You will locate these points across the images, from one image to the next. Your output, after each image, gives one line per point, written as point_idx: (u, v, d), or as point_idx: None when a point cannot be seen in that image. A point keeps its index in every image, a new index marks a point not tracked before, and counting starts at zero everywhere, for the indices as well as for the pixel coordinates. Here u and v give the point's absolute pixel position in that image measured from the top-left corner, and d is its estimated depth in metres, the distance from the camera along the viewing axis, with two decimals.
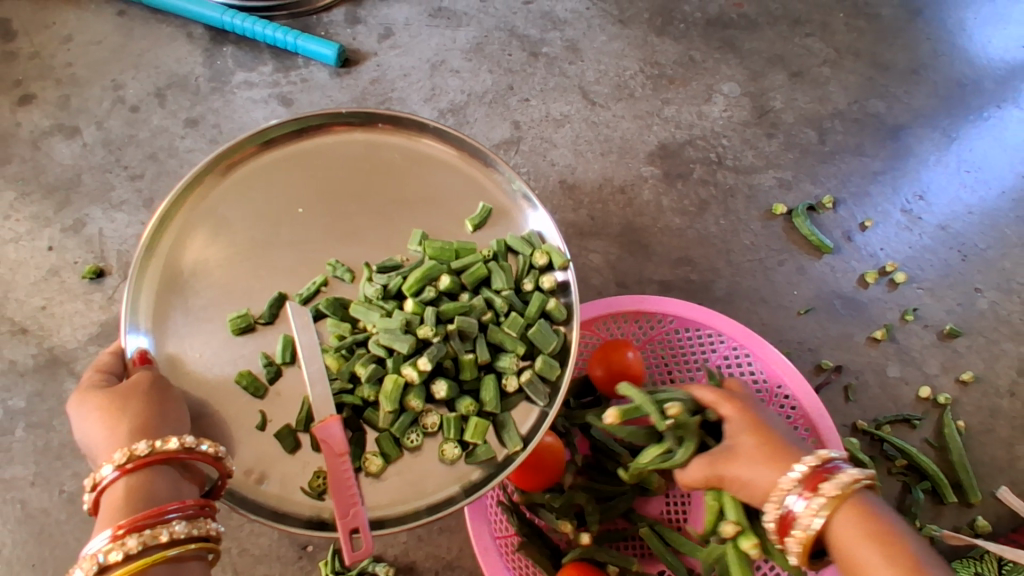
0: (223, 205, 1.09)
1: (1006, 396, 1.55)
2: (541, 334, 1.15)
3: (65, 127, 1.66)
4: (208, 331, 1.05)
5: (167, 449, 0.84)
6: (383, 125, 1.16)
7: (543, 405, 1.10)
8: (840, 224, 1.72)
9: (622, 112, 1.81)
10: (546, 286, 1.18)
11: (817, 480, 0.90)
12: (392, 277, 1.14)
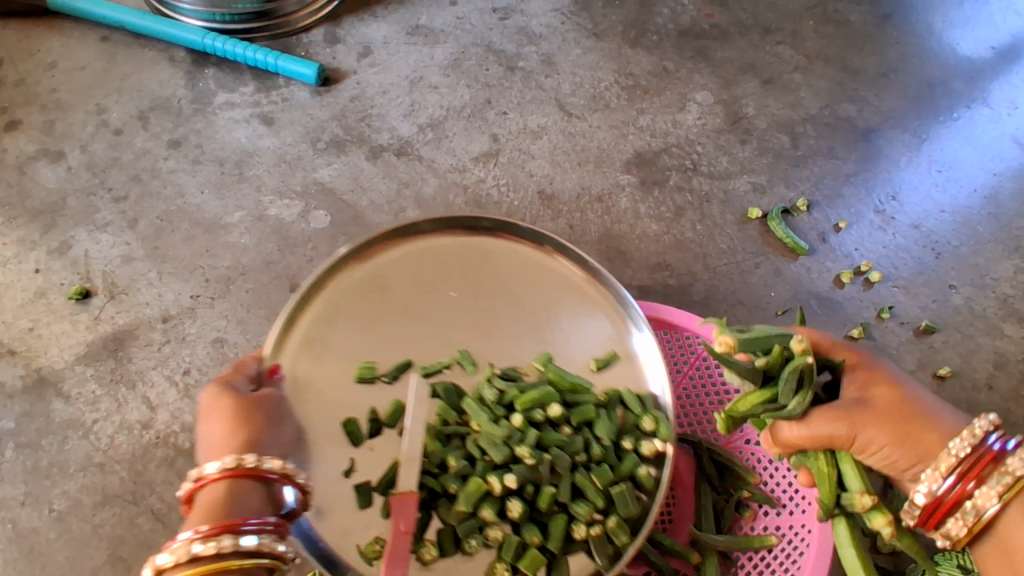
0: (381, 265, 1.23)
1: (983, 390, 1.58)
2: (626, 496, 1.09)
3: (50, 152, 1.69)
4: (337, 373, 1.14)
5: (275, 466, 0.88)
6: (549, 248, 1.26)
7: (601, 565, 1.06)
8: (814, 225, 1.75)
9: (598, 123, 1.85)
10: (646, 452, 1.13)
11: (986, 459, 0.79)
12: (510, 387, 1.15)
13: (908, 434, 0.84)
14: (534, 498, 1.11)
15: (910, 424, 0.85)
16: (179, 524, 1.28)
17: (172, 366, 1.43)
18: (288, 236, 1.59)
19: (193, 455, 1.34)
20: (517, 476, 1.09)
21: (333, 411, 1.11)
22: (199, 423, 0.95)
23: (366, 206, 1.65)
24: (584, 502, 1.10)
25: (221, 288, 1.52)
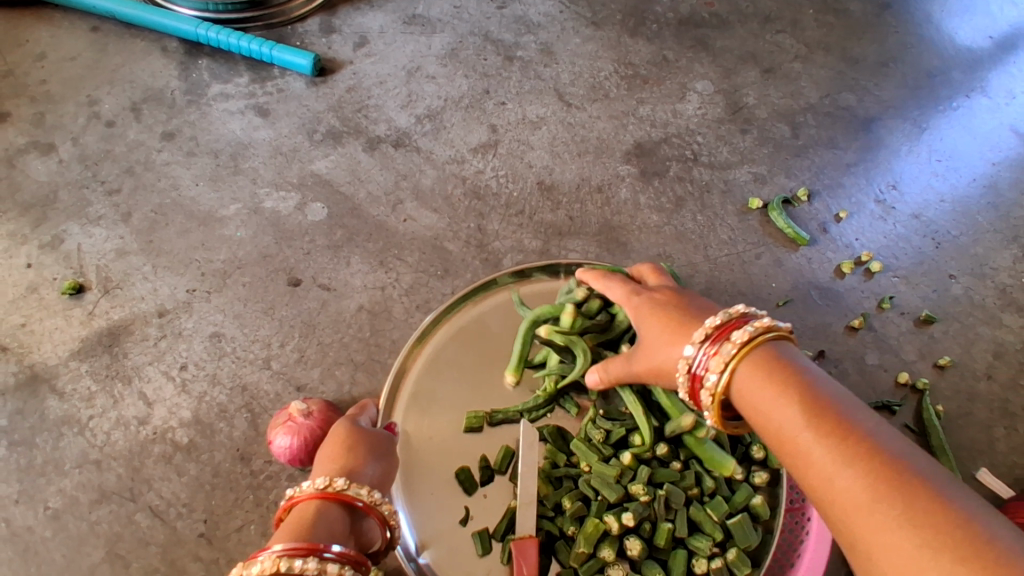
0: (477, 317, 1.36)
1: (982, 379, 1.58)
2: (743, 530, 1.14)
3: (41, 145, 1.66)
4: (450, 421, 1.25)
5: (355, 494, 1.03)
6: None
7: None
8: (815, 216, 1.74)
9: (598, 113, 1.83)
10: (757, 481, 1.18)
11: (727, 329, 0.96)
12: (615, 426, 1.22)
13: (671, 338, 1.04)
14: (653, 534, 1.15)
15: (676, 331, 1.04)
16: (177, 520, 1.27)
17: (168, 361, 1.41)
18: (285, 229, 1.57)
19: (191, 451, 1.33)
20: (635, 513, 1.13)
21: (448, 462, 1.21)
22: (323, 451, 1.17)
23: (364, 197, 1.63)
24: (702, 536, 1.14)
25: (218, 282, 1.50)
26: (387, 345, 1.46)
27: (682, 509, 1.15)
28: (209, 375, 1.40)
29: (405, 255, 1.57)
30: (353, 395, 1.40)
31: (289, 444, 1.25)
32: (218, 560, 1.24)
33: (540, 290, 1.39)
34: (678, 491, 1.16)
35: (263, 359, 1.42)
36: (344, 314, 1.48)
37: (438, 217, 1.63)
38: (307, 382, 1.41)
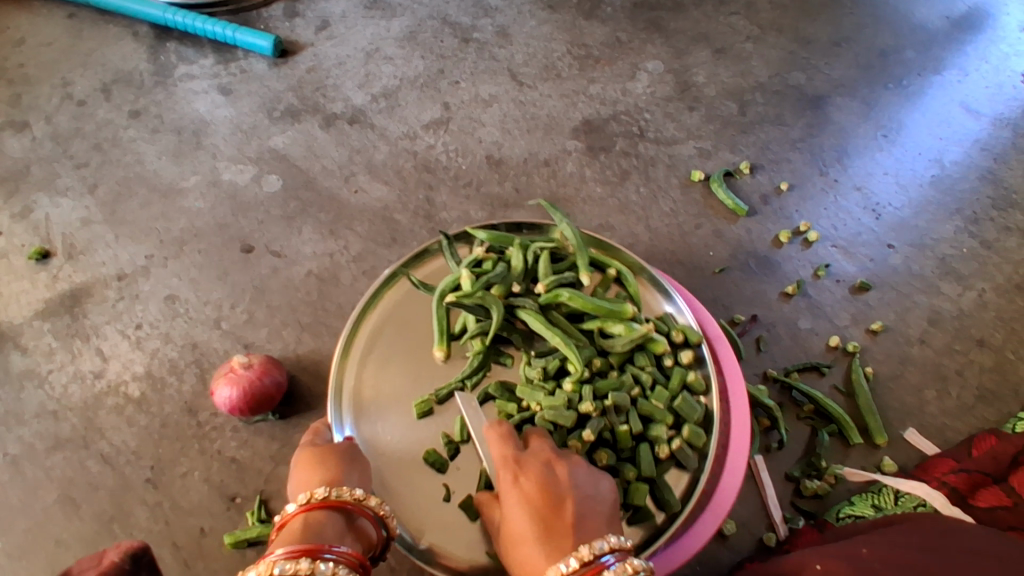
0: (382, 314, 1.27)
1: (916, 344, 1.63)
2: (688, 404, 1.18)
3: (16, 123, 1.75)
4: (399, 417, 1.20)
5: (343, 497, 0.95)
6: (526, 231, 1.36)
7: (693, 471, 1.16)
8: (757, 188, 1.80)
9: (549, 92, 1.89)
10: (686, 360, 1.21)
11: (590, 569, 0.84)
12: (550, 360, 1.20)
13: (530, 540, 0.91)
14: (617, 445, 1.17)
15: (542, 536, 0.90)
16: (127, 467, 1.35)
17: (125, 321, 1.49)
18: (241, 200, 1.65)
19: (142, 403, 1.41)
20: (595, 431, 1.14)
21: (410, 451, 1.18)
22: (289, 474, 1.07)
23: (318, 171, 1.70)
24: (657, 425, 1.18)
25: (175, 249, 1.58)
26: (333, 308, 1.53)
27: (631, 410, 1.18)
28: (163, 334, 1.48)
29: (355, 224, 1.64)
30: (298, 353, 1.48)
31: (231, 395, 1.32)
32: (163, 503, 1.32)
33: (434, 271, 1.33)
34: (622, 395, 1.17)
35: (215, 320, 1.50)
36: (293, 279, 1.56)
37: (389, 189, 1.70)
38: (255, 341, 1.48)
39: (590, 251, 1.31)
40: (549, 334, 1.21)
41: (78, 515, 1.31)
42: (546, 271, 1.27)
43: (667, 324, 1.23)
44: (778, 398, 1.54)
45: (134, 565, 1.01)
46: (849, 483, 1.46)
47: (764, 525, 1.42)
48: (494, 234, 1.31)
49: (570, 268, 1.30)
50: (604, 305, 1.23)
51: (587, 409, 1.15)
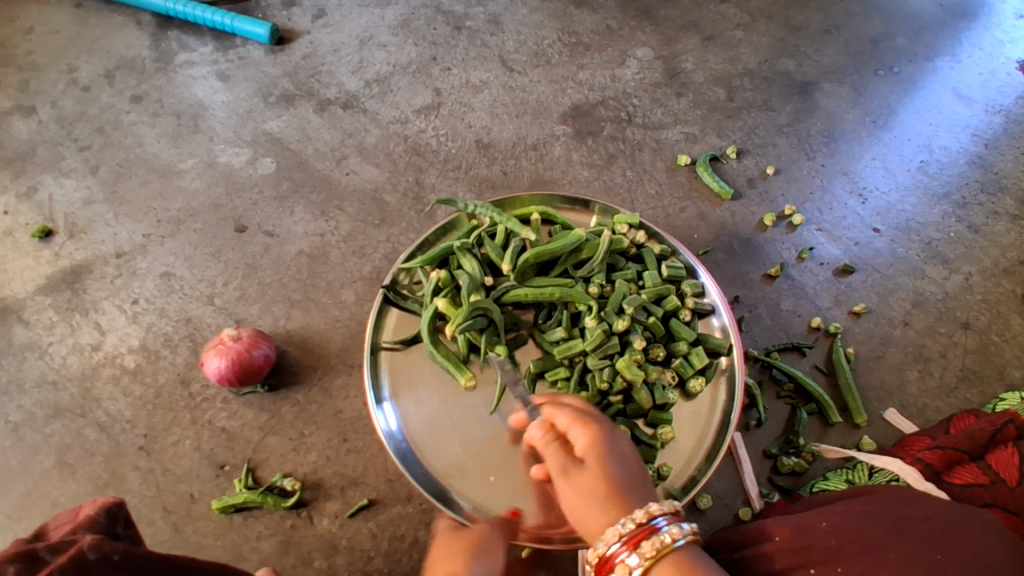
0: (388, 391, 1.24)
1: (898, 326, 1.63)
2: (673, 269, 1.34)
3: (24, 108, 1.82)
4: (486, 452, 1.20)
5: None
6: (433, 239, 1.36)
7: (711, 308, 1.32)
8: (742, 172, 1.82)
9: (539, 78, 1.93)
10: (642, 240, 1.37)
11: (644, 531, 0.77)
12: (559, 313, 1.31)
13: (593, 500, 0.82)
14: (658, 342, 1.30)
15: (607, 494, 0.82)
16: (121, 434, 1.40)
17: (123, 297, 1.55)
18: (235, 181, 1.70)
19: (137, 374, 1.46)
20: (640, 340, 1.26)
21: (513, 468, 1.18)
22: None
23: (311, 153, 1.76)
24: (667, 301, 1.31)
25: (171, 228, 1.63)
26: (322, 286, 1.58)
27: (645, 304, 1.30)
28: (158, 309, 1.53)
29: (345, 205, 1.68)
30: (287, 328, 1.52)
31: (220, 366, 1.37)
32: (155, 469, 1.37)
33: (400, 323, 1.30)
34: (632, 298, 1.30)
35: (208, 296, 1.55)
36: (284, 257, 1.61)
37: (379, 171, 1.74)
38: (246, 316, 1.53)
39: (510, 214, 1.39)
40: (546, 292, 1.30)
41: (74, 479, 1.37)
42: (498, 256, 1.34)
43: (606, 224, 1.38)
44: (758, 377, 1.55)
45: (110, 521, 1.05)
46: (826, 461, 1.47)
47: (741, 500, 1.44)
48: (429, 261, 1.32)
49: (507, 237, 1.36)
50: (560, 245, 1.32)
51: (622, 326, 1.26)
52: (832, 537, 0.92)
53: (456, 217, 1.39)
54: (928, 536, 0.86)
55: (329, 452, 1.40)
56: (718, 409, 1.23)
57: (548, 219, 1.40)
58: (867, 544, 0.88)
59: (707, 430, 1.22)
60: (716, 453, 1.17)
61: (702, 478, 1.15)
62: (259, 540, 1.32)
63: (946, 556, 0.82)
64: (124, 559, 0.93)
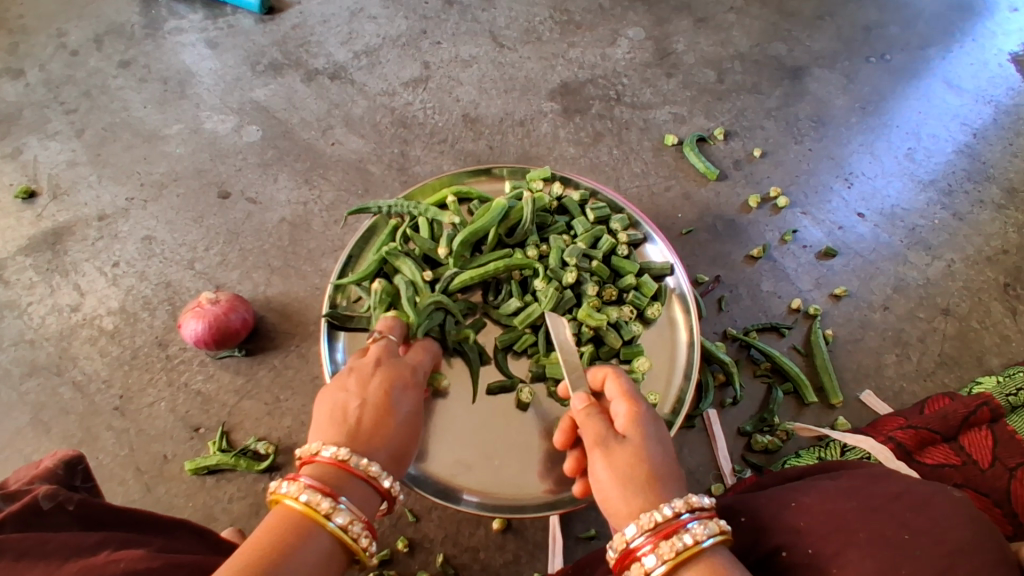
0: None
1: (878, 310, 1.63)
2: (598, 211, 1.37)
3: (11, 70, 1.81)
4: (485, 439, 1.20)
5: (373, 473, 0.81)
6: (353, 250, 1.29)
7: (642, 237, 1.36)
8: (729, 153, 1.81)
9: (529, 54, 1.92)
10: (560, 191, 1.39)
11: (669, 528, 0.73)
12: (510, 282, 1.31)
13: (628, 480, 0.78)
14: (607, 283, 1.33)
15: (645, 478, 0.78)
16: (97, 394, 1.41)
17: (103, 259, 1.55)
18: (220, 148, 1.70)
19: (115, 335, 1.46)
20: (593, 286, 1.29)
21: (512, 449, 1.19)
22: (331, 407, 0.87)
23: (296, 122, 1.75)
24: (603, 241, 1.35)
25: (154, 192, 1.63)
26: (303, 254, 1.58)
27: (585, 251, 1.33)
28: (138, 272, 1.53)
29: (329, 174, 1.68)
30: (267, 295, 1.52)
31: (197, 329, 1.37)
32: (129, 429, 1.37)
33: (351, 345, 1.23)
34: (572, 249, 1.31)
35: (189, 261, 1.55)
36: (267, 225, 1.60)
37: (364, 142, 1.74)
38: (226, 282, 1.53)
39: (426, 203, 1.35)
40: (489, 266, 1.28)
41: (48, 436, 1.37)
42: (430, 246, 1.29)
43: (521, 185, 1.38)
44: (735, 356, 1.56)
45: (68, 472, 1.02)
46: (800, 440, 1.47)
47: (713, 476, 1.44)
48: (362, 277, 1.26)
49: (431, 225, 1.33)
50: (488, 219, 1.29)
51: (572, 278, 1.28)
52: (802, 519, 0.93)
53: (374, 221, 1.32)
54: (895, 516, 0.86)
55: (303, 417, 1.40)
56: (682, 327, 1.29)
57: (463, 198, 1.39)
58: (836, 525, 0.89)
59: (677, 355, 1.28)
60: (693, 369, 1.24)
61: (688, 399, 1.21)
62: (230, 501, 1.32)
63: (914, 534, 0.83)
64: (81, 508, 0.93)
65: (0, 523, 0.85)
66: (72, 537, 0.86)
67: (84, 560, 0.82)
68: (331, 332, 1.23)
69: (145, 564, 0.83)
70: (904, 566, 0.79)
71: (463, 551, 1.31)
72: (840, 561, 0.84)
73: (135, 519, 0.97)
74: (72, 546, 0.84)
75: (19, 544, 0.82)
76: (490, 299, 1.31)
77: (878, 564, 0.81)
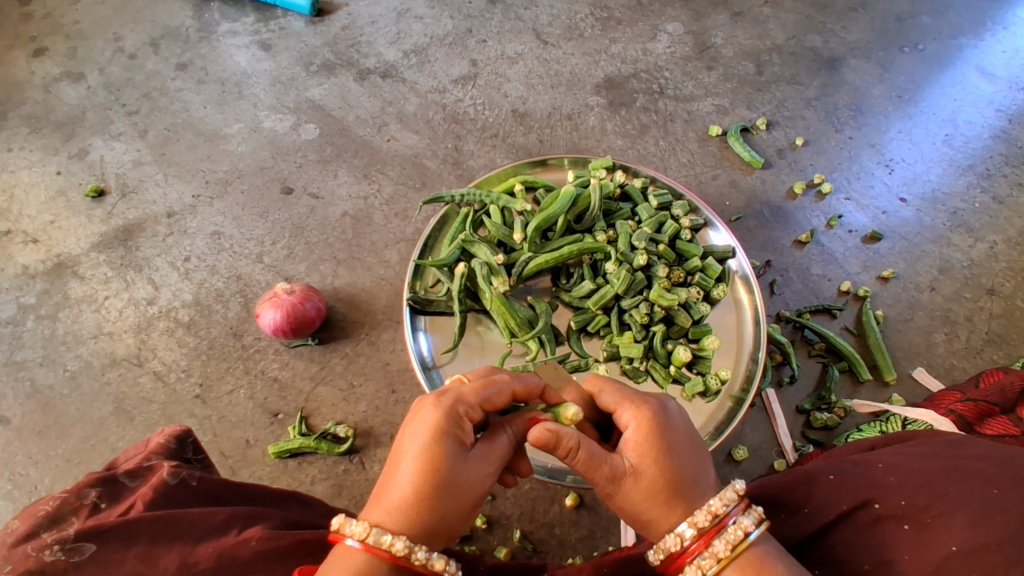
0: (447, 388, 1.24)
1: (925, 291, 1.68)
2: (661, 197, 1.41)
3: (72, 74, 1.86)
4: None
5: (414, 561, 0.70)
6: (430, 238, 1.35)
7: (703, 220, 1.40)
8: (772, 143, 1.86)
9: (572, 50, 1.97)
10: (622, 178, 1.43)
11: (713, 529, 0.75)
12: (581, 267, 1.36)
13: (649, 502, 0.78)
14: (673, 266, 1.37)
15: (667, 493, 0.77)
16: (177, 383, 1.45)
17: (175, 254, 1.59)
18: (281, 145, 1.75)
19: (191, 326, 1.51)
20: (663, 268, 1.33)
21: None
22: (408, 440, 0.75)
23: (352, 120, 1.80)
24: (667, 226, 1.39)
25: (220, 189, 1.68)
26: (367, 246, 1.62)
27: (651, 235, 1.37)
28: (209, 265, 1.58)
29: (387, 169, 1.73)
30: (335, 285, 1.57)
31: (275, 317, 1.41)
32: (210, 416, 1.42)
33: (434, 329, 1.30)
34: (639, 234, 1.36)
35: (257, 254, 1.60)
36: (330, 219, 1.65)
37: (419, 137, 1.78)
38: (294, 274, 1.58)
39: (496, 192, 1.41)
40: (561, 251, 1.33)
41: (132, 425, 1.41)
42: (504, 232, 1.35)
43: (585, 174, 1.43)
44: (791, 337, 1.60)
45: (180, 445, 1.04)
46: (857, 416, 1.51)
47: (775, 453, 1.48)
48: (442, 262, 1.31)
49: (502, 214, 1.39)
50: (557, 207, 1.34)
51: (643, 261, 1.33)
52: (891, 475, 0.81)
53: (447, 211, 1.38)
54: (979, 470, 0.76)
55: (378, 402, 1.44)
56: (747, 307, 1.32)
57: (529, 186, 1.44)
58: (930, 481, 0.77)
59: (744, 334, 1.31)
60: (760, 347, 1.27)
61: (757, 377, 1.24)
62: (313, 483, 1.36)
63: (1003, 487, 0.73)
64: (202, 484, 0.92)
65: (132, 503, 0.84)
66: (204, 513, 0.83)
67: (216, 541, 0.81)
68: (414, 317, 1.29)
69: (275, 543, 0.82)
70: (998, 520, 0.71)
71: (540, 527, 1.36)
72: (939, 519, 0.74)
73: (249, 495, 0.97)
74: (204, 523, 0.82)
75: (152, 525, 0.79)
76: (561, 284, 1.37)
77: (972, 516, 0.72)
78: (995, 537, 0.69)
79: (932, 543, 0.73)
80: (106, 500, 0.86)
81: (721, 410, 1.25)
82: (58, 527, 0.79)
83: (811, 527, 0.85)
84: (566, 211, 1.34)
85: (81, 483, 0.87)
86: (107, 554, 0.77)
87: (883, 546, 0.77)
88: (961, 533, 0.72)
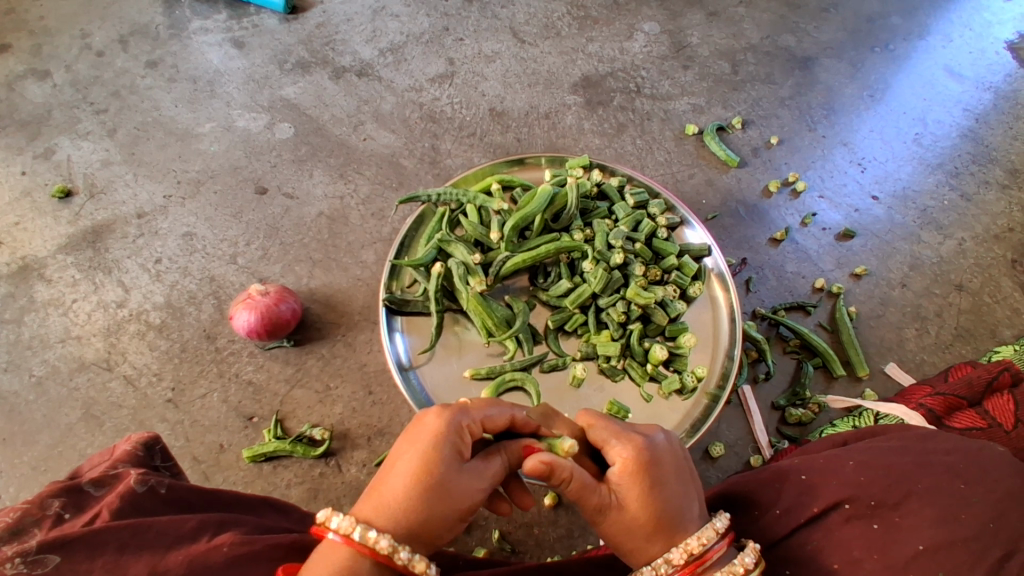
0: (424, 390, 1.23)
1: (897, 287, 1.70)
2: (638, 196, 1.42)
3: (37, 71, 1.82)
4: None
5: (395, 560, 0.68)
6: (407, 237, 1.34)
7: (679, 219, 1.41)
8: (747, 141, 1.88)
9: (549, 49, 1.97)
10: (599, 177, 1.44)
11: (693, 564, 0.74)
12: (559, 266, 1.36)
13: (633, 534, 0.77)
14: (650, 264, 1.38)
15: (651, 528, 0.76)
16: (148, 387, 1.42)
17: (145, 256, 1.57)
18: (255, 144, 1.73)
19: (162, 329, 1.48)
20: (640, 266, 1.34)
21: None
22: (409, 444, 0.75)
23: (327, 119, 1.78)
24: (644, 225, 1.39)
25: (192, 189, 1.65)
26: (343, 246, 1.60)
27: (628, 234, 1.38)
28: (181, 267, 1.55)
29: (363, 169, 1.71)
30: (311, 286, 1.55)
31: (249, 320, 1.38)
32: (183, 421, 1.39)
33: (411, 330, 1.29)
34: (616, 233, 1.36)
35: (231, 255, 1.57)
36: (305, 219, 1.63)
37: (395, 136, 1.77)
38: (269, 275, 1.56)
39: (473, 191, 1.40)
40: (539, 250, 1.33)
41: (102, 431, 1.38)
42: (481, 232, 1.35)
43: (563, 173, 1.43)
44: (766, 334, 1.62)
45: (148, 453, 1.01)
46: (831, 411, 1.53)
47: (751, 449, 1.49)
48: (418, 262, 1.31)
49: (479, 213, 1.38)
50: (535, 205, 1.33)
51: (620, 259, 1.33)
52: (862, 472, 0.80)
53: (424, 210, 1.37)
54: (947, 465, 0.78)
55: (355, 404, 1.43)
56: (723, 305, 1.33)
57: (506, 185, 1.44)
58: (902, 477, 0.78)
59: (720, 331, 1.32)
60: (736, 345, 1.28)
61: (733, 373, 1.25)
62: (288, 487, 1.34)
63: (970, 483, 0.76)
64: (171, 491, 0.90)
65: (98, 511, 0.82)
66: (173, 520, 0.82)
67: (187, 548, 0.79)
68: (392, 318, 1.28)
69: (245, 549, 0.81)
70: (965, 517, 0.73)
71: (518, 528, 1.35)
72: (908, 517, 0.75)
73: (219, 502, 0.95)
74: (174, 530, 0.81)
75: (120, 533, 0.77)
76: (539, 283, 1.36)
77: (940, 513, 0.74)
78: (961, 534, 0.72)
79: (899, 542, 0.73)
80: (70, 510, 0.83)
81: (697, 407, 1.26)
82: (19, 539, 0.75)
83: (781, 528, 0.84)
84: (543, 211, 1.34)
85: (43, 493, 0.84)
86: (72, 566, 0.73)
87: (850, 544, 0.76)
88: (929, 530, 0.73)
